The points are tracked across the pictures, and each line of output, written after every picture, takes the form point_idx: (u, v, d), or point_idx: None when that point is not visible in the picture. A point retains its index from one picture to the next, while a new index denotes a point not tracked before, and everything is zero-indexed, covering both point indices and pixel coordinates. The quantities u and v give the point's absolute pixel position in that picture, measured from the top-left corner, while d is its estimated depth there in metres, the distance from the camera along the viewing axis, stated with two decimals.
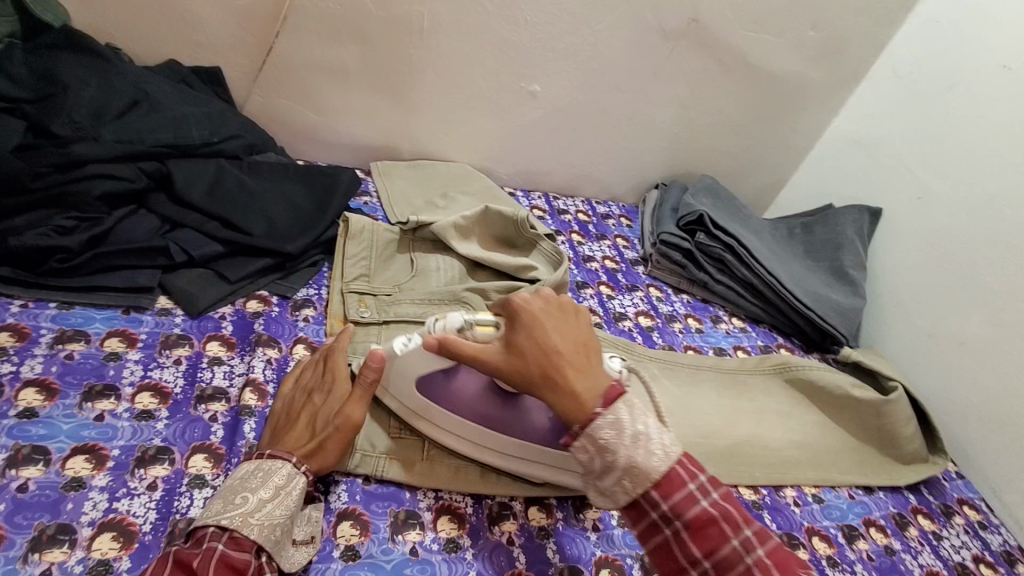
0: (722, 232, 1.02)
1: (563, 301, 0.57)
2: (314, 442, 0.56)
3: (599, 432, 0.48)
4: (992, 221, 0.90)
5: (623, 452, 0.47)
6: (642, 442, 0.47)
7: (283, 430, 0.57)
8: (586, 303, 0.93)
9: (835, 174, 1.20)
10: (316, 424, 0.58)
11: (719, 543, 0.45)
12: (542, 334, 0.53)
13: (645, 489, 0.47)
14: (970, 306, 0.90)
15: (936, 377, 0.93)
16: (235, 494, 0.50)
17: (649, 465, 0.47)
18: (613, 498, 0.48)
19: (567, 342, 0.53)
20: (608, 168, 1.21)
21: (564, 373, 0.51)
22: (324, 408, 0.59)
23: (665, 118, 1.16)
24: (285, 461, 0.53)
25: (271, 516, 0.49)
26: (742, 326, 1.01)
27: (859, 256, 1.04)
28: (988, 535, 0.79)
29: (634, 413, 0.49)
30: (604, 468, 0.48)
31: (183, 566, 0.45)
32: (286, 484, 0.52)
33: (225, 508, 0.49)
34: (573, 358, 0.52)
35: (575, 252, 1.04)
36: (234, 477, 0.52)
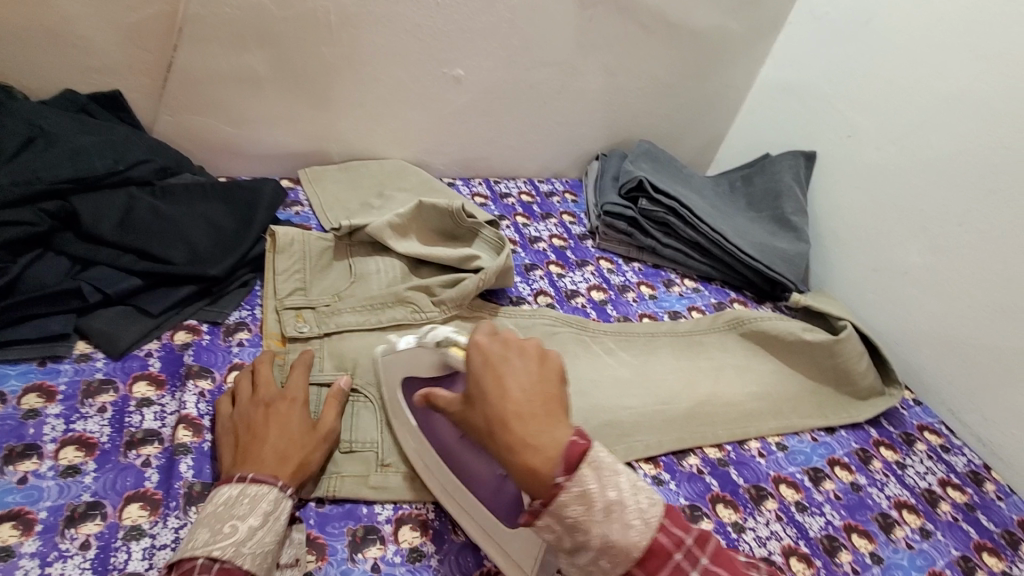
0: (664, 196, 1.01)
1: (530, 341, 0.50)
2: (296, 457, 0.55)
3: (565, 510, 0.42)
4: (922, 149, 0.91)
5: (597, 531, 0.42)
6: (615, 513, 0.42)
7: (254, 446, 0.54)
8: (536, 285, 0.92)
9: (768, 123, 1.20)
10: (294, 437, 0.57)
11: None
12: (496, 386, 0.47)
13: (627, 568, 0.42)
14: (910, 237, 0.91)
15: (886, 310, 0.95)
16: (223, 522, 0.48)
17: (628, 543, 0.42)
18: (592, 574, 0.43)
19: (528, 395, 0.46)
20: (545, 146, 1.19)
21: (519, 434, 0.44)
22: (298, 422, 0.58)
23: (595, 88, 1.14)
24: (273, 483, 0.51)
25: (262, 543, 0.48)
26: (695, 287, 1.01)
27: (799, 202, 1.04)
28: (952, 457, 0.81)
29: (604, 480, 0.43)
30: (576, 546, 0.43)
31: None
32: (275, 510, 0.50)
33: (215, 538, 0.46)
34: (530, 412, 0.45)
35: (521, 235, 1.02)
36: (213, 503, 0.49)
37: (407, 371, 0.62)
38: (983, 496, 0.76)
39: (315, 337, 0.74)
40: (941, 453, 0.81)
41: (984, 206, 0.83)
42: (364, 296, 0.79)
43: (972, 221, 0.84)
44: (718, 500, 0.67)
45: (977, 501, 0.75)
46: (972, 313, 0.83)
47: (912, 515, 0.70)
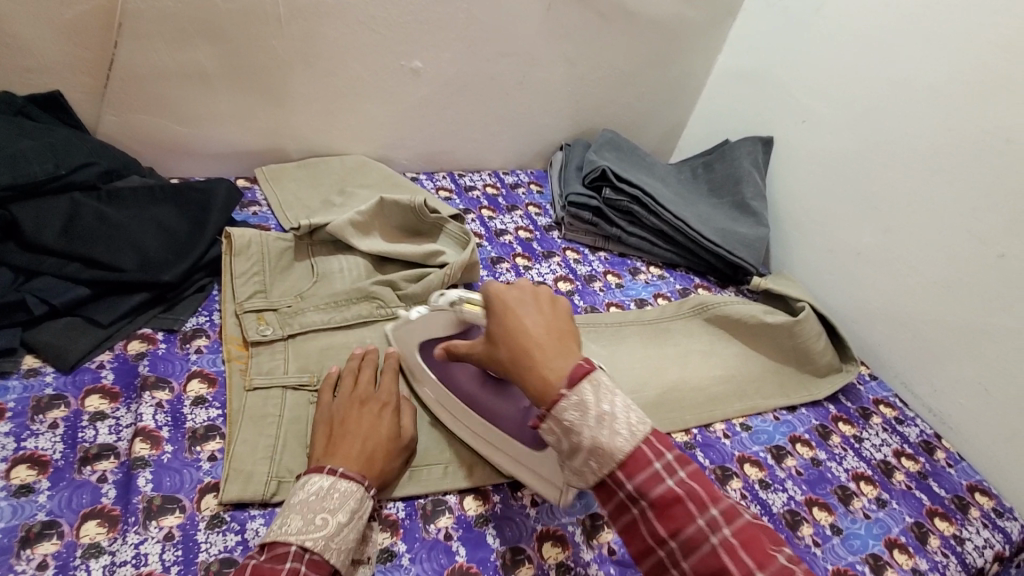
0: (627, 184, 1.02)
1: (543, 289, 0.56)
2: (376, 461, 0.56)
3: (564, 414, 0.46)
4: (872, 132, 0.94)
5: (588, 434, 0.45)
6: (607, 422, 0.45)
7: (347, 440, 0.56)
8: (503, 278, 0.92)
9: (726, 110, 1.22)
10: (380, 441, 0.58)
11: (686, 524, 0.43)
12: (512, 320, 0.52)
13: (610, 468, 0.45)
14: (862, 218, 0.95)
15: (841, 290, 0.98)
16: (315, 513, 0.49)
17: (613, 445, 0.44)
18: (584, 478, 0.46)
19: (536, 323, 0.52)
20: (509, 137, 1.19)
21: (528, 352, 0.50)
22: (385, 428, 0.59)
23: (556, 78, 1.14)
24: (360, 483, 0.53)
25: (346, 541, 0.49)
26: (661, 274, 1.03)
27: (758, 187, 1.07)
28: (906, 428, 0.84)
29: (600, 393, 0.46)
30: (571, 449, 0.46)
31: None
32: (358, 509, 0.51)
33: (308, 529, 0.48)
34: (538, 336, 0.51)
35: (487, 228, 1.01)
36: (304, 491, 0.51)
37: (422, 333, 0.66)
38: (935, 464, 0.80)
39: (278, 340, 0.71)
40: (896, 425, 0.84)
41: (930, 185, 0.86)
42: (327, 294, 0.77)
43: (919, 200, 0.87)
44: None
45: (929, 469, 0.78)
46: (922, 290, 0.87)
47: (869, 486, 0.73)
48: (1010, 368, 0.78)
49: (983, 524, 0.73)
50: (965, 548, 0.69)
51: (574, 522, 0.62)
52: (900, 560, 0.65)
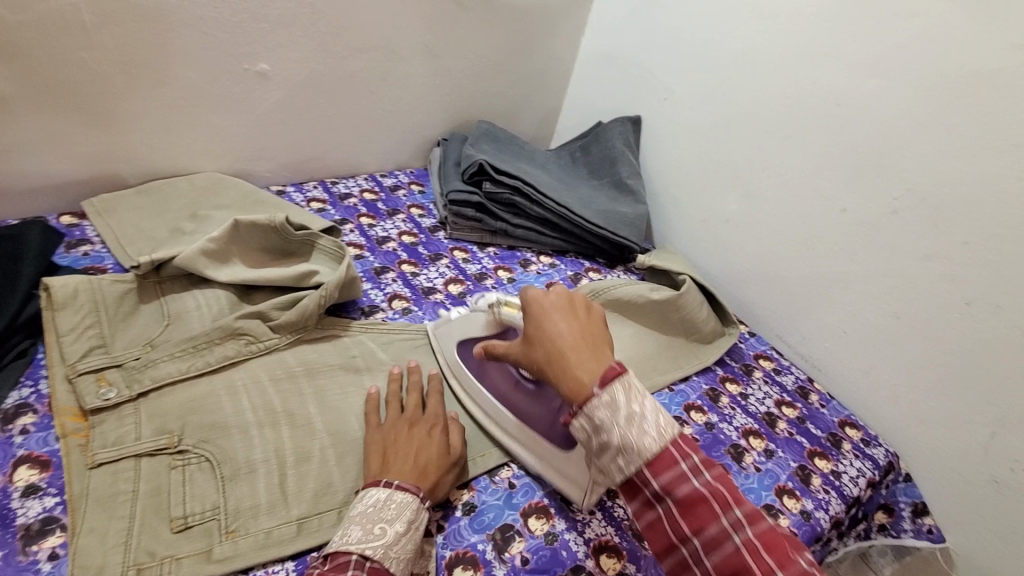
0: (506, 175, 0.99)
1: (579, 297, 0.61)
2: (431, 476, 0.58)
3: (594, 412, 0.51)
4: (724, 106, 0.99)
5: (618, 432, 0.49)
6: (635, 421, 0.49)
7: (401, 459, 0.58)
8: (389, 289, 0.86)
9: (595, 92, 1.24)
10: (434, 458, 0.59)
11: (708, 522, 0.47)
12: (549, 326, 0.58)
13: (638, 467, 0.49)
14: (726, 187, 1.00)
15: (716, 256, 1.04)
16: (374, 523, 0.51)
17: (641, 444, 0.49)
18: (611, 476, 0.51)
19: (573, 330, 0.57)
20: (382, 137, 1.13)
21: (565, 356, 0.55)
22: (437, 446, 0.61)
23: (422, 71, 1.09)
24: (415, 494, 0.54)
25: (405, 551, 0.51)
26: (551, 262, 1.03)
27: (633, 166, 1.10)
28: (783, 377, 0.91)
29: (630, 394, 0.51)
30: (602, 447, 0.51)
31: None
32: (414, 519, 0.53)
33: (366, 538, 0.50)
34: (574, 342, 0.56)
35: (367, 237, 0.95)
36: (364, 505, 0.52)
37: (461, 332, 0.74)
38: (811, 407, 0.87)
39: (127, 403, 0.62)
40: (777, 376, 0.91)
41: (779, 150, 0.92)
42: (182, 337, 0.68)
43: (771, 166, 0.93)
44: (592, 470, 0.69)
45: (806, 413, 0.85)
46: (784, 248, 0.93)
47: (757, 440, 0.78)
48: (861, 310, 0.86)
49: (854, 455, 0.80)
50: (841, 481, 0.76)
51: (484, 539, 0.60)
52: (790, 505, 0.71)
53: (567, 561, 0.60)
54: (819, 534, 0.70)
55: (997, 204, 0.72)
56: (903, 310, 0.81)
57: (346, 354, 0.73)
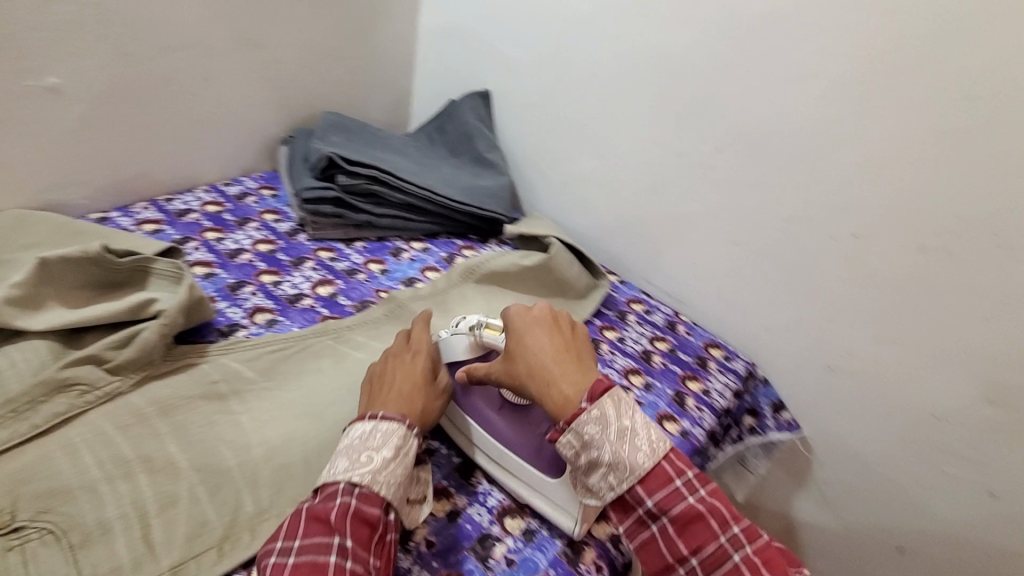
0: (360, 165, 0.95)
1: (562, 314, 0.65)
2: (417, 404, 0.62)
3: (584, 428, 0.55)
4: (563, 69, 1.02)
5: (610, 448, 0.55)
6: (627, 437, 0.55)
7: (388, 394, 0.62)
8: (248, 304, 0.79)
9: (441, 69, 1.22)
10: (418, 386, 0.63)
11: (705, 539, 0.53)
12: (532, 342, 0.62)
13: (634, 486, 0.54)
14: (578, 147, 1.04)
15: (581, 215, 1.08)
16: (361, 453, 0.55)
17: (634, 460, 0.54)
18: (602, 494, 0.56)
19: (556, 347, 0.61)
20: (218, 142, 1.03)
21: (551, 374, 0.59)
22: (419, 373, 0.65)
23: (249, 66, 1.01)
24: (400, 423, 0.58)
25: (395, 475, 0.55)
26: (423, 247, 1.00)
27: (489, 139, 1.11)
28: (653, 316, 0.98)
29: (619, 409, 0.56)
30: (590, 464, 0.56)
31: (321, 518, 0.51)
32: (402, 446, 0.57)
33: (354, 466, 0.54)
34: (558, 360, 0.60)
35: (216, 252, 0.87)
36: (351, 438, 0.56)
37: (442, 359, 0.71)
38: (679, 337, 0.95)
39: None
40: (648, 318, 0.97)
41: (618, 106, 0.97)
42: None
43: (614, 122, 0.99)
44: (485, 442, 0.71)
45: (676, 343, 0.93)
46: (637, 197, 1.00)
47: (637, 377, 0.84)
48: (708, 243, 0.94)
49: (720, 371, 0.90)
50: (711, 397, 0.84)
51: None
52: (671, 428, 0.77)
53: (473, 531, 0.62)
54: (697, 448, 0.78)
55: (797, 131, 0.81)
56: (739, 237, 0.90)
57: (206, 381, 0.66)
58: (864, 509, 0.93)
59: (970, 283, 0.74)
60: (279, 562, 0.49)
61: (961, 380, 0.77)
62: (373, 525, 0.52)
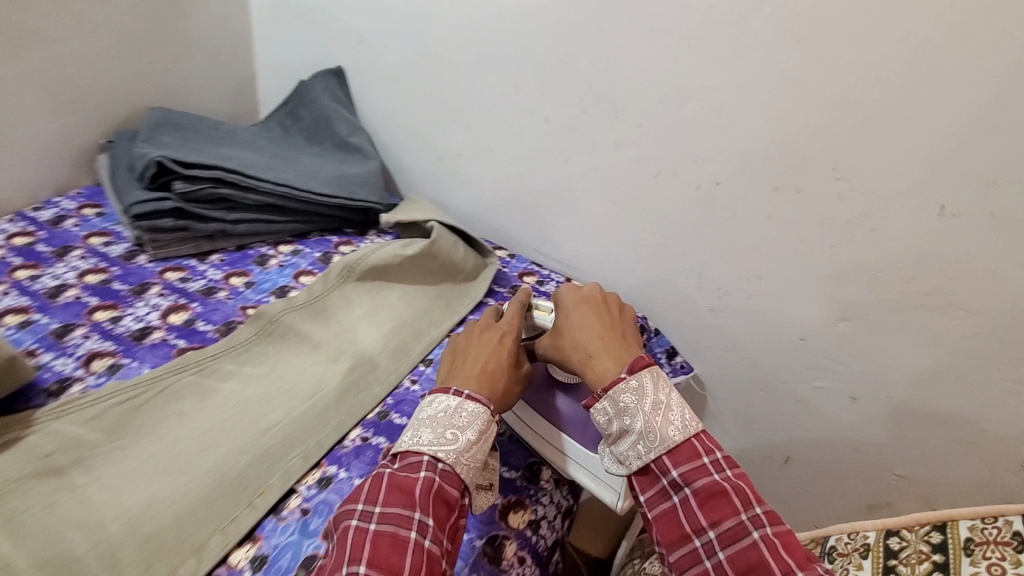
0: (199, 167, 0.83)
1: (613, 299, 0.71)
2: (498, 382, 0.62)
3: (620, 396, 0.59)
4: (416, 39, 0.95)
5: (642, 417, 0.57)
6: (661, 411, 0.57)
7: (469, 370, 0.62)
8: (82, 350, 0.67)
9: (284, 47, 1.09)
10: (503, 364, 0.64)
11: (726, 514, 0.53)
12: (581, 320, 0.68)
13: (659, 456, 0.56)
14: (447, 121, 0.99)
15: (462, 192, 1.04)
16: (445, 430, 0.55)
17: (665, 432, 0.57)
18: (628, 464, 0.58)
19: (604, 325, 0.67)
20: (12, 160, 0.85)
21: (595, 348, 0.64)
22: (505, 356, 0.65)
23: (33, 63, 0.83)
24: (484, 405, 0.58)
25: (475, 459, 0.56)
26: (293, 250, 0.91)
27: (350, 122, 1.02)
28: (547, 286, 0.97)
29: (656, 385, 0.59)
30: (621, 432, 0.59)
31: (402, 489, 0.51)
32: (483, 429, 0.57)
33: (439, 442, 0.55)
34: (604, 336, 0.65)
35: (30, 294, 0.73)
36: (434, 411, 0.57)
37: None
38: None
39: None
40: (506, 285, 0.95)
41: (480, 75, 0.93)
42: None
43: (479, 92, 0.94)
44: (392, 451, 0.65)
45: None
46: (514, 168, 0.97)
47: None
48: (588, 206, 0.94)
49: None
50: None
51: None
52: None
53: None
54: None
55: (651, 86, 0.81)
56: (617, 197, 0.91)
57: (38, 456, 0.56)
58: (755, 431, 1.01)
59: (820, 217, 0.78)
60: (359, 526, 0.49)
61: (819, 304, 0.84)
62: (450, 506, 0.53)
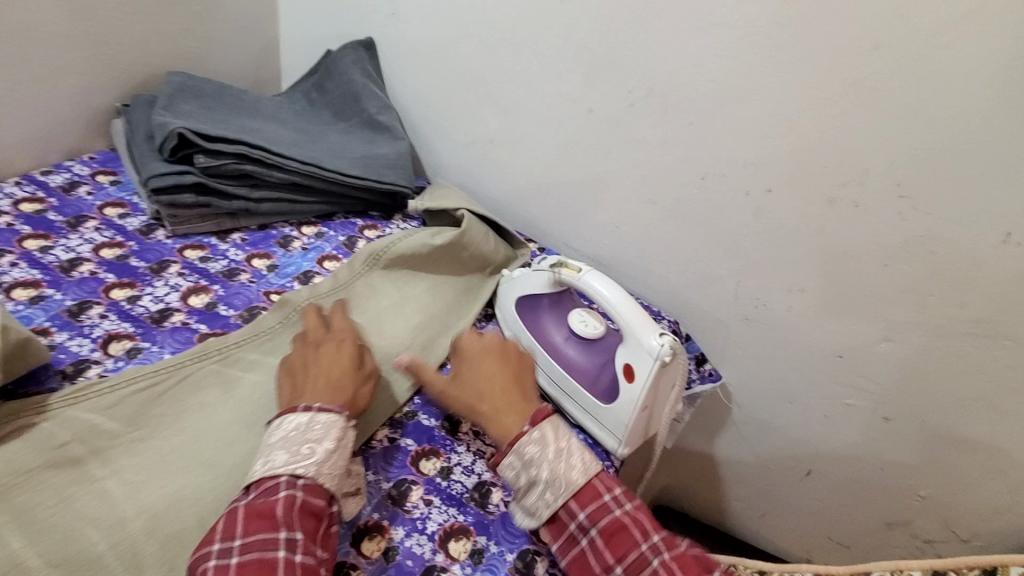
0: (222, 142, 0.78)
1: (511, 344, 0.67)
2: (348, 390, 0.59)
3: (524, 447, 0.56)
4: (455, 14, 0.90)
5: (547, 465, 0.55)
6: (564, 456, 0.56)
7: (312, 382, 0.58)
8: (98, 331, 0.64)
9: (312, 14, 1.03)
10: (347, 371, 0.60)
11: (630, 547, 0.52)
12: (484, 374, 0.63)
13: (565, 500, 0.54)
14: (481, 105, 0.94)
15: (492, 179, 1.00)
16: (301, 445, 0.52)
17: (570, 479, 0.55)
18: (538, 514, 0.55)
19: (506, 378, 0.63)
20: (24, 120, 0.80)
21: (500, 399, 0.61)
22: (346, 362, 0.61)
23: (50, 18, 0.78)
24: (338, 413, 0.56)
25: (336, 467, 0.53)
26: (317, 232, 0.87)
27: (379, 99, 0.97)
28: None
29: (556, 432, 0.57)
30: (529, 484, 0.56)
31: (264, 514, 0.48)
32: (341, 436, 0.55)
33: (295, 459, 0.51)
34: (506, 390, 0.62)
35: (43, 267, 0.69)
36: (285, 431, 0.53)
37: (520, 289, 0.78)
38: None
39: None
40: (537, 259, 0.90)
41: (521, 58, 0.88)
42: None
43: (518, 76, 0.89)
44: (421, 456, 0.63)
45: None
46: (549, 157, 0.93)
47: None
48: (624, 203, 0.90)
49: None
50: None
51: None
52: None
53: (415, 569, 0.54)
54: None
55: (707, 83, 0.76)
56: (657, 196, 0.87)
57: (52, 445, 0.53)
58: (776, 442, 0.99)
59: (874, 234, 0.75)
60: (217, 566, 0.45)
61: (862, 322, 0.81)
62: (319, 517, 0.50)
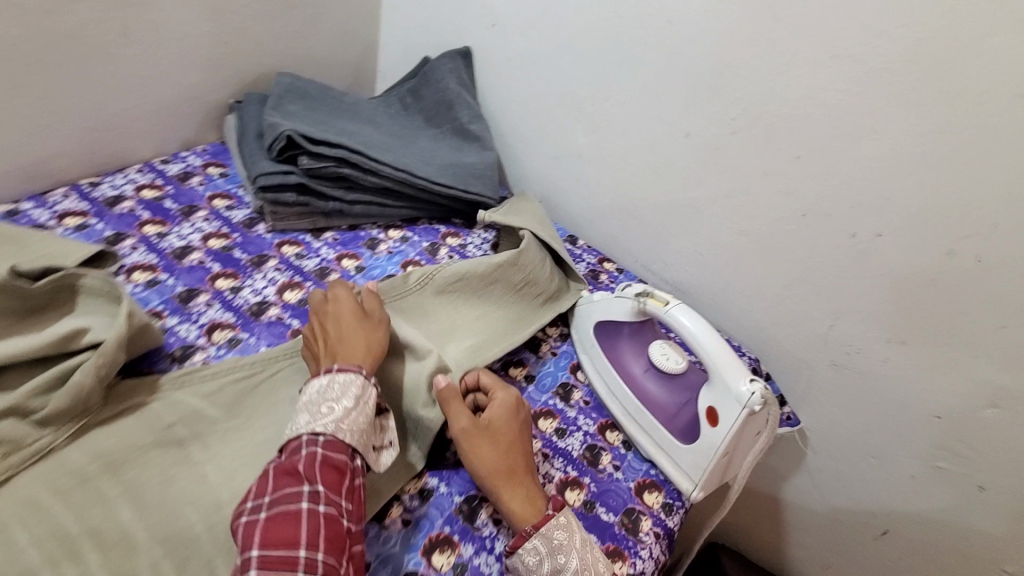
0: (323, 144, 0.82)
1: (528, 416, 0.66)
2: (360, 345, 0.61)
3: (553, 532, 0.55)
4: (554, 29, 0.90)
5: (577, 552, 0.54)
6: (588, 548, 0.55)
7: (327, 345, 0.61)
8: (203, 318, 0.68)
9: (414, 21, 1.06)
10: (353, 326, 0.63)
11: None
12: (518, 441, 0.62)
13: None
14: (572, 120, 0.94)
15: (575, 195, 0.99)
16: (322, 406, 0.54)
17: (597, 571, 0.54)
18: None
19: (529, 455, 0.62)
20: (151, 113, 0.87)
21: (527, 476, 0.59)
22: (352, 318, 0.63)
23: (182, 20, 0.83)
24: (357, 372, 0.57)
25: (357, 422, 0.55)
26: (402, 236, 0.89)
27: (472, 109, 0.98)
28: None
29: (577, 523, 0.57)
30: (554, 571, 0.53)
31: (290, 471, 0.50)
32: (361, 394, 0.56)
33: (316, 418, 0.53)
34: (530, 470, 0.60)
35: (159, 253, 0.74)
36: (309, 394, 0.55)
37: (601, 314, 0.78)
38: None
39: None
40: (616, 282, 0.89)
41: (619, 76, 0.86)
42: None
43: (613, 94, 0.88)
44: None
45: None
46: (637, 178, 0.91)
47: None
48: (712, 231, 0.87)
49: None
50: None
51: None
52: None
53: None
54: None
55: (821, 117, 0.72)
56: (749, 228, 0.84)
57: (159, 426, 0.57)
58: (849, 495, 0.93)
59: (994, 291, 0.68)
60: (248, 520, 0.47)
61: (967, 382, 0.75)
62: (341, 471, 0.52)
